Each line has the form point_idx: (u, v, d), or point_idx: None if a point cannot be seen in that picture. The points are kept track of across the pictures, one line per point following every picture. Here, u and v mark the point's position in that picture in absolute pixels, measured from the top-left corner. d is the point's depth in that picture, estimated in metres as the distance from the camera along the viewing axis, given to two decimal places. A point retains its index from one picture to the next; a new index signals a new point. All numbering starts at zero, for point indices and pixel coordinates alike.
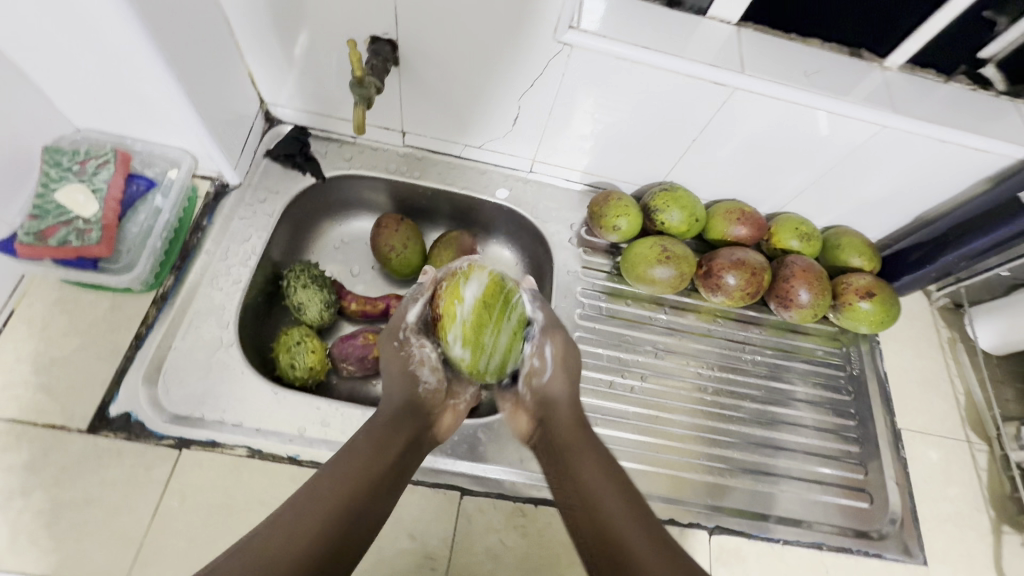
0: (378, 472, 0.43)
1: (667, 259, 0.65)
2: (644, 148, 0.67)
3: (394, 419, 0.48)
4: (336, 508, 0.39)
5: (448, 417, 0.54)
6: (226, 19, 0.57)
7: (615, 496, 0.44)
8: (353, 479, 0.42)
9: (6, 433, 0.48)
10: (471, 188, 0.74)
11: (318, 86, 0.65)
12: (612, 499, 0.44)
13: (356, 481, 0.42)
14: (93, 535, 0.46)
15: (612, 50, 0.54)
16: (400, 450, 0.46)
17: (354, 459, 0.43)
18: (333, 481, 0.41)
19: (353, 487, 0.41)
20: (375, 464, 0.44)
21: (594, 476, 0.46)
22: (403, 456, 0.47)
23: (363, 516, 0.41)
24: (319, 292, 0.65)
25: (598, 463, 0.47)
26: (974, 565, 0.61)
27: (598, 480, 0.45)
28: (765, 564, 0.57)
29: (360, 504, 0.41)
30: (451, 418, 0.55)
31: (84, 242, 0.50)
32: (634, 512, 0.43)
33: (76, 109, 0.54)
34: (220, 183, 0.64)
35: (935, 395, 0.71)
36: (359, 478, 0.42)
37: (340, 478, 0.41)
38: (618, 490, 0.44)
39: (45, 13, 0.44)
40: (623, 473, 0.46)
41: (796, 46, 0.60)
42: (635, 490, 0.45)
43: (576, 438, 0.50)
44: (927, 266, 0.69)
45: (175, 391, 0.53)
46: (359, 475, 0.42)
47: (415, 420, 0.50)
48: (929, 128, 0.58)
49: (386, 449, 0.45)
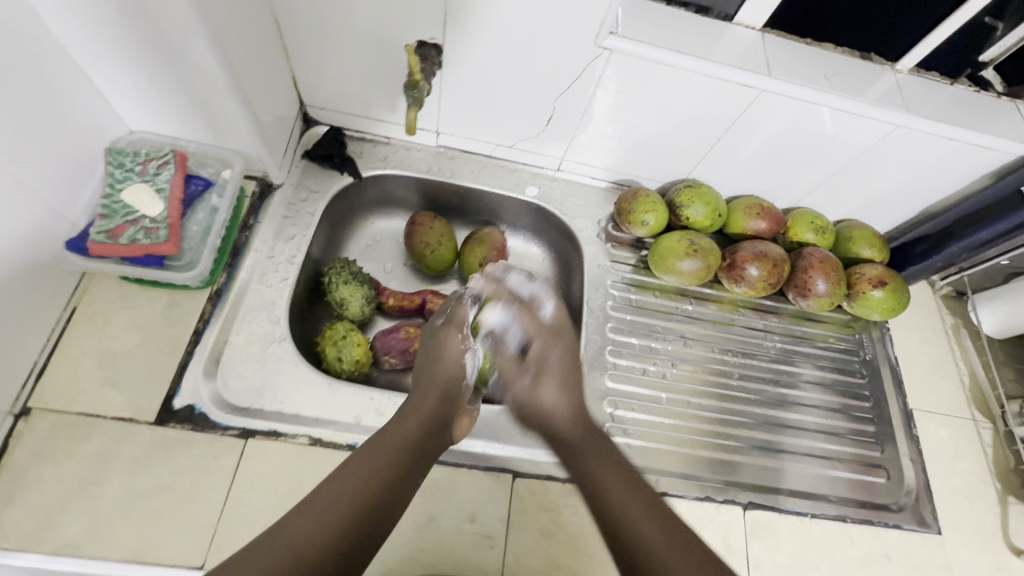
0: (401, 469, 0.44)
1: (695, 252, 0.69)
2: (670, 147, 0.71)
3: (418, 418, 0.49)
4: (359, 502, 0.40)
5: (466, 420, 0.54)
6: (279, 23, 0.59)
7: (630, 496, 0.44)
8: (377, 474, 0.42)
9: (78, 425, 0.49)
10: (502, 187, 0.76)
11: (358, 88, 0.67)
12: (632, 500, 0.43)
13: (380, 476, 0.42)
14: (168, 522, 0.47)
15: (648, 54, 0.58)
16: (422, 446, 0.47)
17: (379, 456, 0.44)
18: (358, 473, 0.42)
19: (377, 482, 0.42)
20: (398, 460, 0.44)
21: (611, 477, 0.46)
22: (424, 455, 0.47)
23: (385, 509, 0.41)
24: (360, 288, 0.67)
25: (614, 466, 0.47)
26: (984, 533, 0.66)
27: (613, 480, 0.45)
28: (796, 536, 0.61)
29: (384, 498, 0.41)
30: (467, 423, 0.54)
31: (152, 241, 0.52)
32: (652, 513, 0.42)
33: (135, 115, 0.57)
34: (264, 182, 0.66)
35: (942, 377, 0.76)
36: (382, 473, 0.42)
37: (365, 472, 0.42)
38: (638, 493, 0.44)
39: (125, 17, 0.46)
40: (637, 475, 0.46)
41: (816, 50, 0.64)
42: (651, 490, 0.45)
43: (587, 446, 0.50)
44: (934, 256, 0.74)
45: (235, 383, 0.55)
46: (382, 470, 0.43)
47: (437, 420, 0.50)
48: (940, 128, 0.62)
49: (410, 444, 0.46)
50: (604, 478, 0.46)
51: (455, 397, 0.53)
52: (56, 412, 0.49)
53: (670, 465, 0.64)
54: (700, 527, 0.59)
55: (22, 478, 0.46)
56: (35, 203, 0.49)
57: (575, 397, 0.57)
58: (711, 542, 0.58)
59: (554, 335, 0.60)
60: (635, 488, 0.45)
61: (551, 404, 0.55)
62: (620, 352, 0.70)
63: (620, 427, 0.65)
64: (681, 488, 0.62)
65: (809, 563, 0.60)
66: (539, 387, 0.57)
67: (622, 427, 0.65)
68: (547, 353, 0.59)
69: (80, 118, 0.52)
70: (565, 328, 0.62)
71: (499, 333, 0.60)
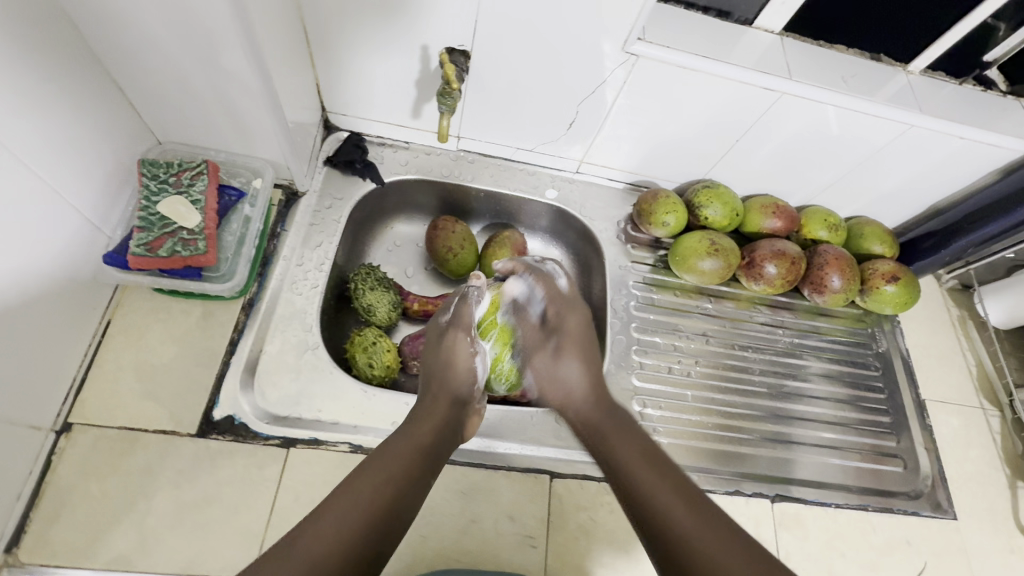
0: (416, 474, 0.41)
1: (716, 251, 0.70)
2: (688, 149, 0.72)
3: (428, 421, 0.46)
4: (375, 508, 0.37)
5: (473, 422, 0.53)
6: (306, 30, 0.59)
7: (662, 485, 0.40)
8: (392, 480, 0.39)
9: (120, 439, 0.49)
10: (522, 190, 0.77)
11: (381, 94, 0.67)
12: (666, 490, 0.39)
13: (395, 481, 0.39)
14: (217, 532, 0.48)
15: (675, 59, 0.59)
16: (435, 450, 0.44)
17: (392, 461, 0.41)
18: (370, 479, 0.38)
19: (393, 487, 0.39)
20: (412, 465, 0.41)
21: (640, 466, 0.42)
22: (438, 459, 0.44)
23: (401, 514, 0.38)
24: (386, 294, 0.66)
25: (642, 451, 0.43)
26: (997, 517, 0.68)
27: (642, 469, 0.41)
28: (822, 526, 0.63)
29: (401, 502, 0.38)
30: (472, 425, 0.53)
31: (193, 253, 0.52)
32: (687, 502, 0.38)
33: (164, 126, 0.57)
34: (290, 190, 0.67)
35: (951, 367, 0.79)
36: (397, 478, 0.39)
37: (378, 478, 0.39)
38: (671, 482, 0.40)
39: (165, 29, 0.46)
40: (670, 460, 0.42)
41: (831, 53, 0.66)
42: (687, 478, 0.41)
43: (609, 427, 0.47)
44: (942, 250, 0.77)
45: (272, 393, 0.55)
46: (397, 475, 0.39)
47: (448, 423, 0.47)
48: (954, 127, 0.64)
49: (421, 448, 0.43)
50: (632, 465, 0.42)
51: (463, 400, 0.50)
52: (98, 428, 0.50)
53: (699, 461, 0.65)
54: None
55: (68, 494, 0.47)
56: (75, 218, 0.50)
57: (592, 355, 0.55)
58: None
59: (568, 302, 0.58)
60: (667, 477, 0.41)
61: (587, 383, 0.52)
62: (645, 351, 0.71)
63: (649, 426, 0.66)
64: (711, 483, 0.63)
65: (835, 552, 0.62)
66: (564, 347, 0.54)
67: (651, 425, 0.66)
68: (566, 316, 0.57)
69: (111, 131, 0.52)
70: (578, 300, 0.59)
71: (522, 301, 0.58)
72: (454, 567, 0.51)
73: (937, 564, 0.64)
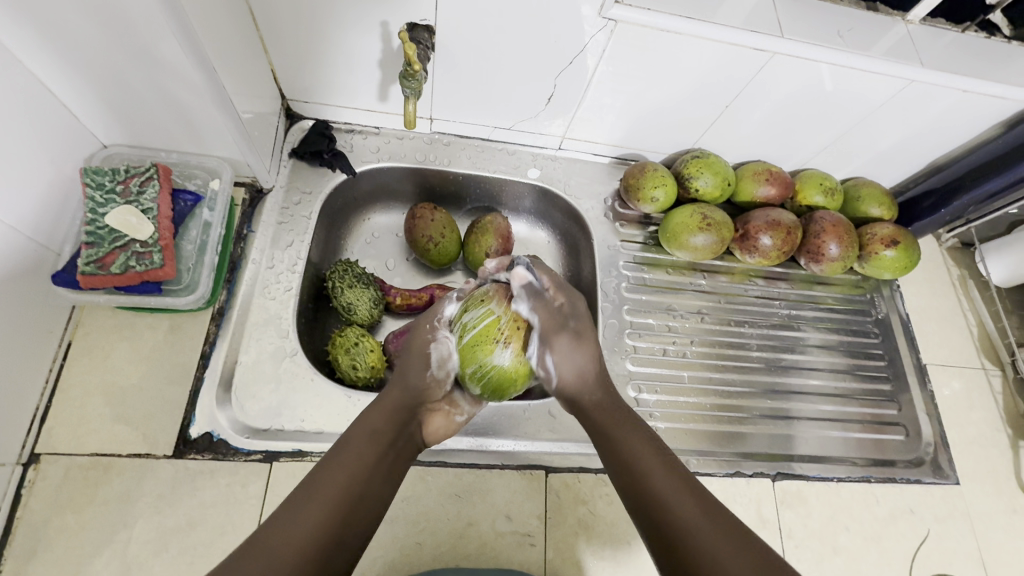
0: (369, 463, 0.41)
1: (708, 226, 0.67)
2: (675, 119, 0.68)
3: (382, 408, 0.45)
4: (333, 502, 0.37)
5: (439, 418, 0.49)
6: (254, 14, 0.53)
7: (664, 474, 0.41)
8: (346, 472, 0.39)
9: (93, 467, 0.48)
10: (504, 171, 0.73)
11: (343, 78, 0.62)
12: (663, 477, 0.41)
13: (349, 471, 0.39)
14: (205, 555, 0.47)
15: (657, 22, 0.54)
16: (392, 443, 0.43)
17: (347, 450, 0.41)
18: (326, 473, 0.39)
19: (347, 478, 0.39)
20: (365, 453, 0.41)
21: (642, 452, 0.43)
22: (396, 445, 0.44)
23: (362, 505, 0.39)
24: (366, 290, 0.62)
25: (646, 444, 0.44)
26: (1000, 479, 0.68)
27: (645, 455, 0.43)
28: (824, 501, 0.62)
29: (359, 500, 0.39)
30: (441, 424, 0.49)
31: (148, 266, 0.50)
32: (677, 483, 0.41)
33: (106, 129, 0.53)
34: (254, 188, 0.63)
35: (952, 328, 0.77)
36: (350, 469, 0.40)
37: (332, 471, 0.39)
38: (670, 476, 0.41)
39: (94, 25, 0.41)
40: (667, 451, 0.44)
41: (826, 7, 0.61)
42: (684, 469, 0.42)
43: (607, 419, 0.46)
44: (942, 210, 0.74)
45: (251, 406, 0.53)
46: (352, 465, 0.40)
47: (408, 411, 0.46)
48: (958, 80, 0.59)
49: (378, 439, 0.43)
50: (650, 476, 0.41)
51: (433, 389, 0.49)
52: (68, 456, 0.48)
53: (701, 444, 0.63)
54: (733, 503, 0.60)
55: (44, 528, 0.45)
56: (16, 238, 0.46)
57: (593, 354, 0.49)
58: (745, 516, 0.59)
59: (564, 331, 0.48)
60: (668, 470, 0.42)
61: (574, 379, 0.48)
62: (639, 334, 0.69)
63: (646, 411, 0.64)
64: (711, 466, 0.62)
65: (839, 526, 0.61)
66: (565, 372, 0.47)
67: (648, 411, 0.64)
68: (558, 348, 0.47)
69: (49, 138, 0.48)
70: (577, 318, 0.49)
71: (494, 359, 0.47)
72: (451, 568, 0.50)
73: (941, 530, 0.63)
